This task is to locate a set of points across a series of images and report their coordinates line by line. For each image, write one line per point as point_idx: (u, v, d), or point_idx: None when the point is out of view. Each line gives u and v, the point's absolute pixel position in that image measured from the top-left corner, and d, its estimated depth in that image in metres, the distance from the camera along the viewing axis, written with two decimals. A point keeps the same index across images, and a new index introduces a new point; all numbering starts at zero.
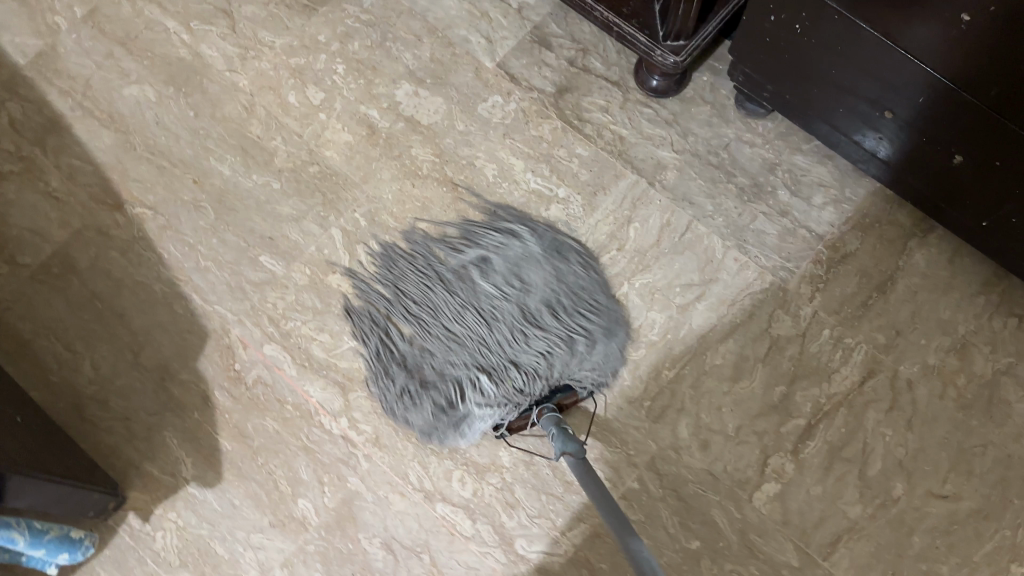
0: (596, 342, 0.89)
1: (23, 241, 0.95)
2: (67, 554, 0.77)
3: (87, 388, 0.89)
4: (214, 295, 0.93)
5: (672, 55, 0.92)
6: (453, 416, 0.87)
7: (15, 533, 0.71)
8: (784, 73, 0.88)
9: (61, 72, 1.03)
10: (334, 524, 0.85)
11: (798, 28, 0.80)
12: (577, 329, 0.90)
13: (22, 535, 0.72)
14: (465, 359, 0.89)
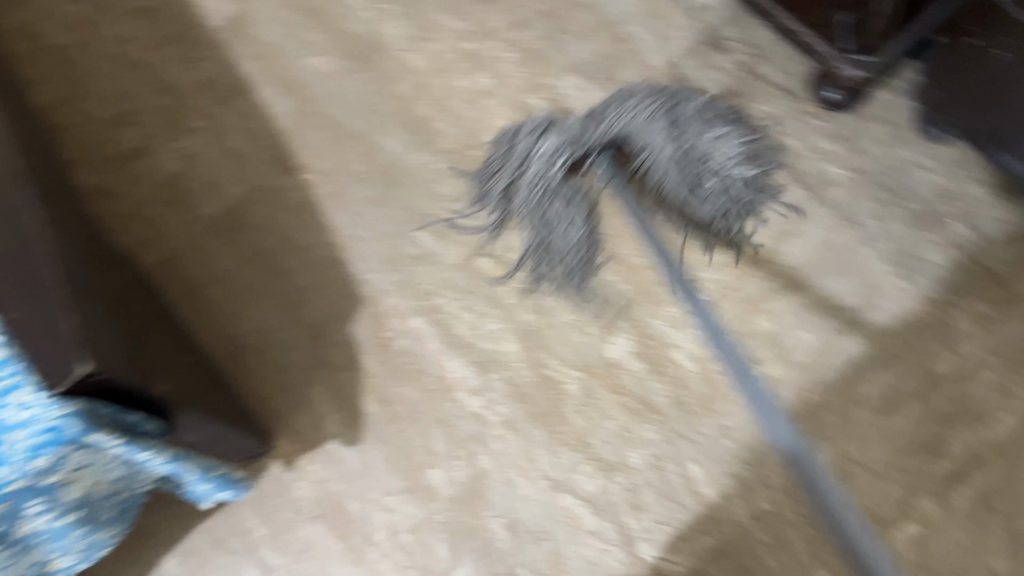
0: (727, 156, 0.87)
1: (203, 194, 1.02)
2: (226, 491, 0.76)
3: (247, 337, 0.95)
4: (371, 265, 0.97)
5: (855, 68, 0.90)
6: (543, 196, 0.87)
7: (189, 467, 0.68)
8: (973, 102, 0.84)
9: (250, 39, 1.09)
10: (462, 498, 0.88)
11: (1006, 54, 0.75)
12: (700, 131, 0.86)
13: (193, 469, 0.70)
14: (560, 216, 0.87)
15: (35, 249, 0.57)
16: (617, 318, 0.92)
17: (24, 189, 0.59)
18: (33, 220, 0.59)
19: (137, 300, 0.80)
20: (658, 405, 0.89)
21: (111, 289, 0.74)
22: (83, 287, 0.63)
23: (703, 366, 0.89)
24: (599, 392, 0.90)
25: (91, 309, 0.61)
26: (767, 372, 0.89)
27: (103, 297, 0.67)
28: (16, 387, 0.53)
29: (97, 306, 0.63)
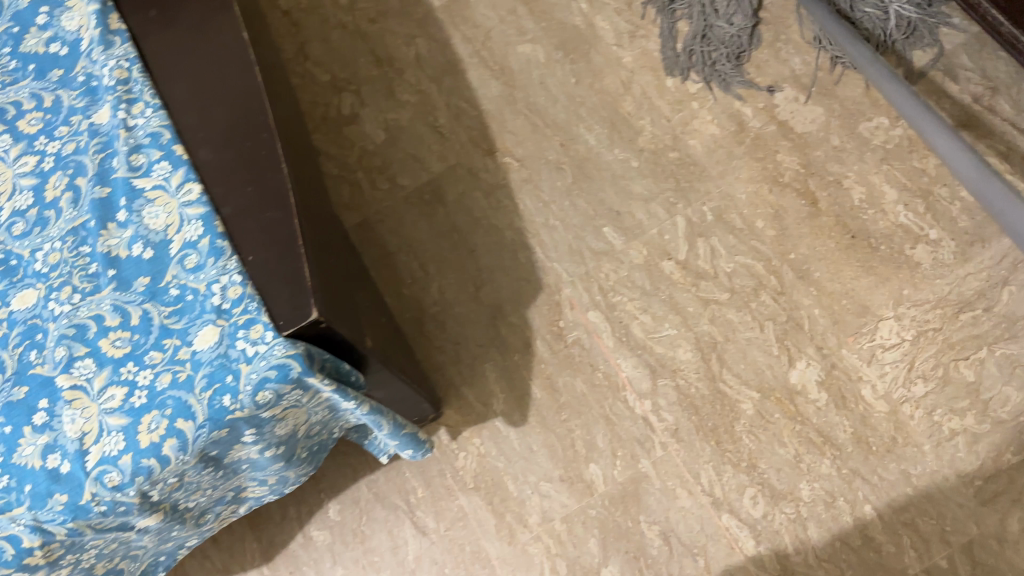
0: None
1: (405, 164, 1.06)
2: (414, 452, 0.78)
3: (430, 306, 0.99)
4: (556, 254, 0.98)
5: None
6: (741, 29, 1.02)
7: (385, 422, 0.71)
8: None
9: (466, 21, 1.12)
10: (618, 498, 0.87)
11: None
12: None
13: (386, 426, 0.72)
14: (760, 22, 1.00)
15: (284, 198, 0.63)
16: (804, 343, 0.89)
17: (280, 143, 0.65)
18: (285, 173, 0.63)
19: (346, 257, 0.85)
20: (837, 439, 0.85)
21: (329, 244, 0.79)
22: (312, 240, 0.67)
23: (890, 406, 0.85)
24: (774, 415, 0.87)
25: (320, 262, 0.66)
26: (962, 423, 0.83)
27: (326, 251, 0.72)
28: (251, 320, 0.58)
29: (321, 260, 0.68)
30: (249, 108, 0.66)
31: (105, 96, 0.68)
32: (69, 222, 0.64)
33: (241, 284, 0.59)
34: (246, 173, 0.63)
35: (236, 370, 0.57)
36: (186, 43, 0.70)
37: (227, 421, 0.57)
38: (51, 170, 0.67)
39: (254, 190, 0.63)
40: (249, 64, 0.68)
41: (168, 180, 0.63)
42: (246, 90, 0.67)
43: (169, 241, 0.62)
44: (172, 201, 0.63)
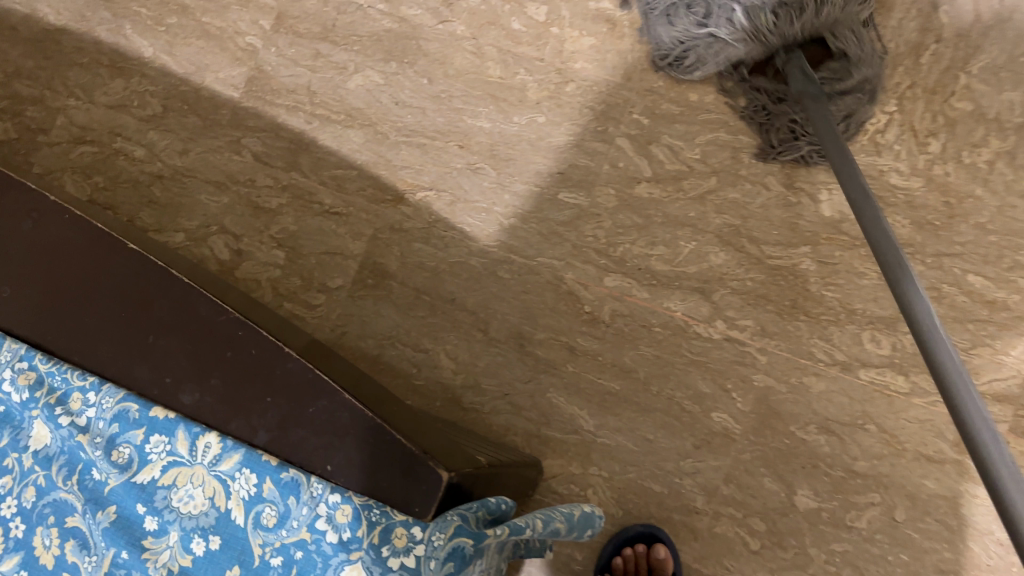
0: None
1: (325, 265, 0.93)
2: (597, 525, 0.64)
3: (453, 379, 0.88)
4: (535, 249, 0.88)
5: None
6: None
7: (560, 523, 0.58)
8: None
9: (280, 91, 0.98)
10: (759, 425, 0.80)
11: None
12: None
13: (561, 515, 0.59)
14: None
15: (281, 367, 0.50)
16: (814, 174, 0.84)
17: (210, 297, 0.52)
18: (248, 331, 0.51)
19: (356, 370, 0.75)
20: (903, 237, 0.81)
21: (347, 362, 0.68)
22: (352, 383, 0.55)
23: (927, 176, 0.81)
24: (836, 255, 0.82)
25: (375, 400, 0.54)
26: (991, 149, 0.81)
27: (362, 380, 0.60)
28: (393, 527, 0.48)
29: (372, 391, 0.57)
30: (149, 278, 0.52)
31: (28, 414, 0.54)
32: (96, 571, 0.50)
33: (344, 501, 0.49)
34: (233, 367, 0.51)
35: None
36: (42, 271, 0.53)
37: None
38: (26, 532, 0.52)
39: (255, 386, 0.51)
40: (119, 247, 0.52)
41: (193, 484, 0.51)
42: (126, 275, 0.52)
43: (228, 511, 0.50)
44: (221, 497, 0.50)
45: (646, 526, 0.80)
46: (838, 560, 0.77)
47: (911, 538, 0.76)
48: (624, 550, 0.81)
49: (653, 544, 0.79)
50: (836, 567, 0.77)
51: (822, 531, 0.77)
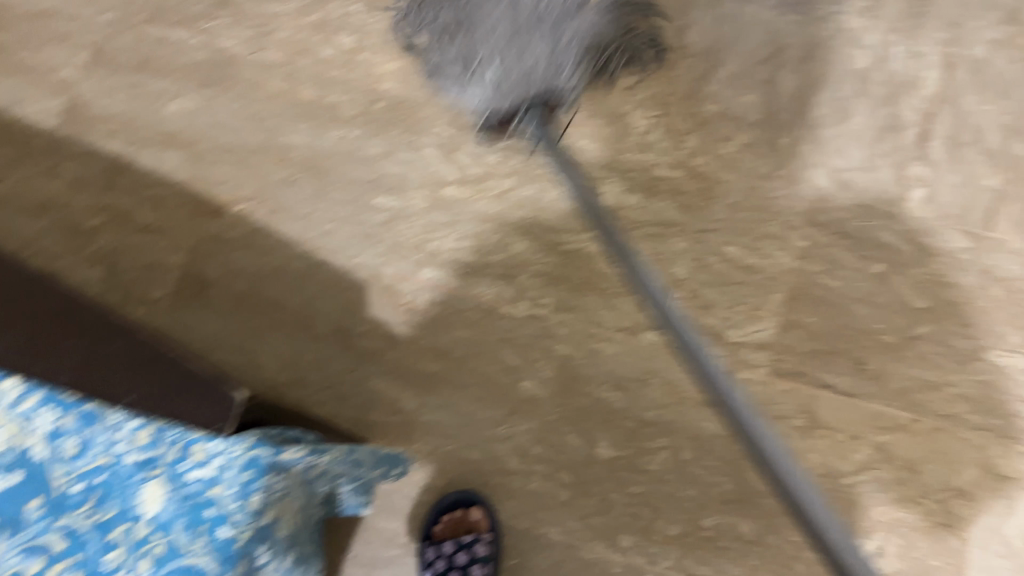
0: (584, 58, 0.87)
1: (148, 279, 0.96)
2: (394, 471, 0.73)
3: (278, 376, 0.92)
4: (354, 250, 0.95)
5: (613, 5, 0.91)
6: (464, 62, 0.89)
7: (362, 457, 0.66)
8: None
9: (98, 118, 1.02)
10: (561, 388, 0.89)
11: None
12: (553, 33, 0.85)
13: (365, 453, 0.68)
14: (496, 23, 0.87)
15: (85, 316, 0.54)
16: (593, 170, 0.96)
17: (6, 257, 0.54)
18: (52, 285, 0.54)
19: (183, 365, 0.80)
20: (671, 219, 0.94)
21: None
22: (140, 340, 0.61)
23: (686, 167, 0.95)
24: (617, 237, 0.94)
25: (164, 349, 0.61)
26: (738, 141, 0.96)
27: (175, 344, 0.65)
28: (194, 444, 0.54)
29: None
30: None
31: None
32: None
33: (144, 425, 0.53)
34: (38, 317, 0.52)
35: (211, 497, 0.53)
36: None
37: (236, 551, 0.53)
38: None
39: (62, 332, 0.53)
40: None
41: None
42: None
43: (26, 450, 0.50)
44: (21, 433, 0.50)
45: (464, 492, 0.88)
46: (635, 500, 0.87)
47: (696, 474, 0.86)
48: (443, 517, 0.88)
49: (469, 508, 0.88)
50: (634, 507, 0.86)
51: (620, 476, 0.87)
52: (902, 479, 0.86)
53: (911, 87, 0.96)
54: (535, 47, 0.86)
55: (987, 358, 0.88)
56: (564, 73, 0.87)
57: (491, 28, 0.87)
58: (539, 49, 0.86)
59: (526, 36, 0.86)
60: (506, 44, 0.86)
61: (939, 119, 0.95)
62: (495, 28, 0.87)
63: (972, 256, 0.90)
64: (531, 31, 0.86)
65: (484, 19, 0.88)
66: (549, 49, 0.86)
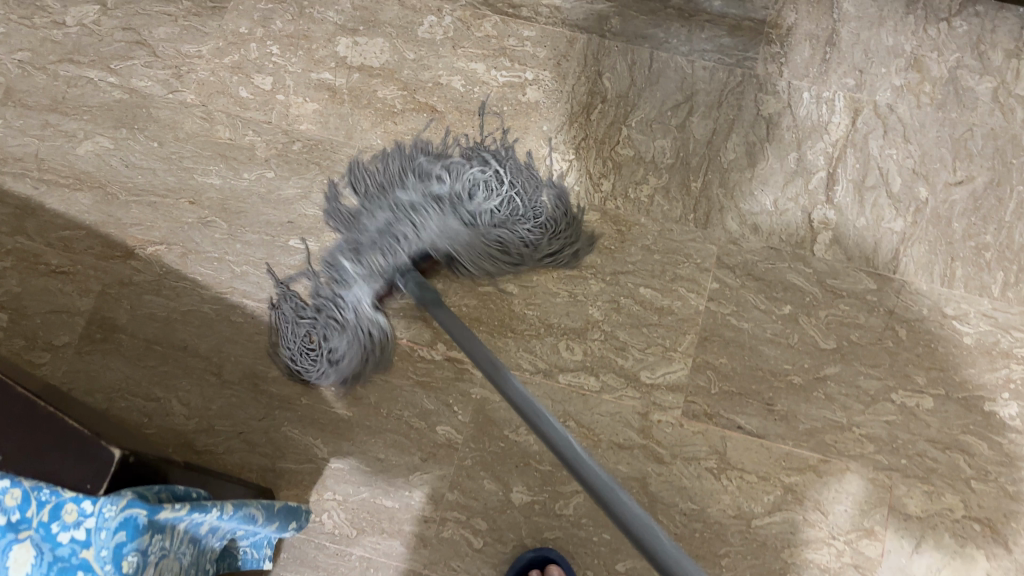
0: (474, 187, 0.92)
1: (53, 324, 0.93)
2: (294, 521, 0.71)
3: (186, 425, 0.89)
4: (267, 292, 0.94)
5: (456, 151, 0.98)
6: (337, 265, 0.89)
7: (255, 511, 0.64)
8: None
9: (5, 157, 0.99)
10: (478, 433, 0.88)
11: None
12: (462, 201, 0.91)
13: (259, 507, 0.66)
14: (387, 211, 0.90)
15: None
16: None
17: None
18: None
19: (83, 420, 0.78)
20: (588, 261, 0.95)
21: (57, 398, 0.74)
22: None
23: (601, 210, 0.97)
24: (534, 278, 0.95)
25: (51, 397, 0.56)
26: (651, 185, 0.98)
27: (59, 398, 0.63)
28: (64, 505, 0.50)
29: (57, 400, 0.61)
30: None
31: None
32: None
33: (13, 485, 0.50)
34: None
35: (82, 560, 0.50)
36: None
37: None
38: None
39: None
40: None
41: None
42: None
43: None
44: None
45: (538, 551, 0.85)
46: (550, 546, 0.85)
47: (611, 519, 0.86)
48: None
49: (547, 566, 0.83)
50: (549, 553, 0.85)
51: (536, 522, 0.86)
52: (814, 521, 0.87)
53: (817, 132, 0.99)
54: (432, 220, 0.88)
55: (893, 398, 0.90)
56: (482, 256, 0.90)
57: (378, 213, 0.90)
58: (430, 216, 0.89)
59: (422, 202, 0.90)
60: (404, 211, 0.89)
61: (846, 163, 0.98)
62: (381, 217, 0.90)
63: (878, 297, 0.92)
64: (426, 209, 0.89)
65: (370, 219, 0.90)
66: (498, 211, 0.92)
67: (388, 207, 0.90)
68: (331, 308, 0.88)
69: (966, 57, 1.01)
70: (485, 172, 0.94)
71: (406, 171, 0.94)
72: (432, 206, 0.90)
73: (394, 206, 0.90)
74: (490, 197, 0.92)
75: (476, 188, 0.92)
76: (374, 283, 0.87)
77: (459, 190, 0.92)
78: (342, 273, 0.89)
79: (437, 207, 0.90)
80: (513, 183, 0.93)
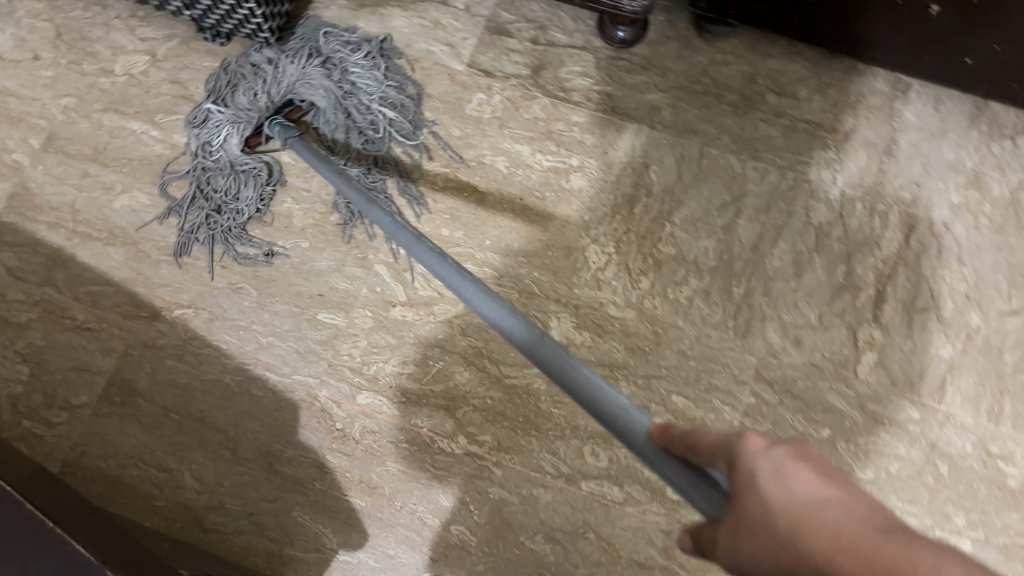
0: (363, 84, 0.98)
1: (73, 382, 0.91)
2: None
3: (197, 500, 0.87)
4: (290, 366, 0.91)
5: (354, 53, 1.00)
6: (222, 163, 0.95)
7: None
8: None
9: (42, 205, 0.98)
10: (493, 536, 0.86)
11: None
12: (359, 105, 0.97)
13: None
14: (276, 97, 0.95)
15: None
16: (544, 303, 0.95)
17: None
18: None
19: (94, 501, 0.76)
20: (620, 362, 0.92)
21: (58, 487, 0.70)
22: (46, 499, 0.55)
23: (638, 308, 0.94)
24: None
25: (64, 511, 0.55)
26: (691, 287, 0.95)
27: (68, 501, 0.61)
28: None
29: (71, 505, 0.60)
30: None
31: None
32: None
33: None
34: None
35: None
36: None
37: None
38: None
39: None
40: None
41: None
42: None
43: None
44: None
45: None
46: None
47: None
48: None
49: None
50: None
51: None
52: None
53: (868, 245, 0.96)
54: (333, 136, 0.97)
55: (927, 538, 0.86)
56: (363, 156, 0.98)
57: (259, 85, 0.96)
58: (299, 83, 0.96)
59: (315, 95, 0.96)
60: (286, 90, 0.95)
61: (896, 281, 0.94)
62: (268, 91, 0.95)
63: (919, 428, 0.89)
64: (325, 107, 0.96)
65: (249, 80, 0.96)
66: (367, 83, 0.98)
67: (261, 64, 0.97)
68: (224, 201, 0.94)
69: None
70: (363, 63, 0.99)
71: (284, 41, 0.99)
72: (303, 55, 0.97)
73: (283, 87, 0.95)
74: (371, 91, 0.98)
75: (347, 64, 0.99)
76: (239, 125, 0.94)
77: (339, 74, 0.98)
78: (219, 129, 0.95)
79: (318, 69, 0.96)
80: (389, 79, 1.01)
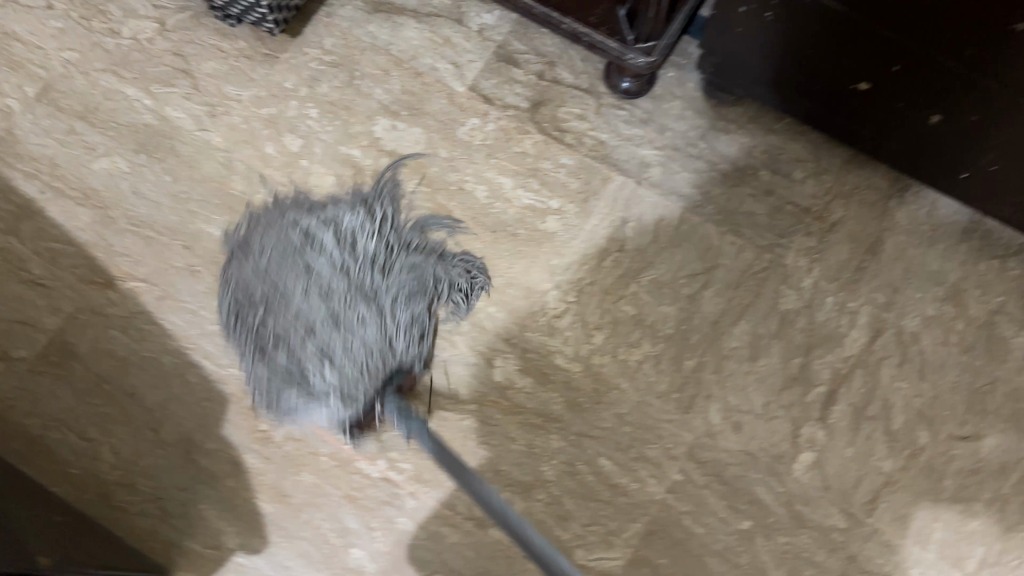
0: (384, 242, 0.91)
1: (16, 334, 0.92)
2: None
3: (110, 474, 0.87)
4: (228, 357, 0.91)
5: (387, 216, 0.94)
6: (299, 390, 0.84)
7: None
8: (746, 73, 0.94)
9: (23, 154, 0.99)
10: (391, 567, 0.85)
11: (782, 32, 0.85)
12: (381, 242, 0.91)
13: None
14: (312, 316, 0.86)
15: None
16: (493, 342, 0.93)
17: None
18: None
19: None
20: (556, 414, 0.91)
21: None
22: None
23: (586, 363, 0.93)
24: (496, 417, 0.91)
25: None
26: (643, 351, 0.93)
27: None
28: None
29: None
30: None
31: None
32: None
33: None
34: None
35: None
36: None
37: None
38: None
39: None
40: None
41: None
42: None
43: None
44: None
45: None
46: None
47: None
48: None
49: None
50: None
51: None
52: None
53: (830, 342, 0.93)
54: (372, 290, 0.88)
55: None
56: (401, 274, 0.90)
57: (290, 299, 0.87)
58: (324, 276, 0.88)
59: (335, 275, 0.88)
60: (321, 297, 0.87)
61: (850, 385, 0.92)
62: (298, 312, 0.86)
63: (843, 538, 0.87)
64: (358, 284, 0.88)
65: (285, 303, 0.86)
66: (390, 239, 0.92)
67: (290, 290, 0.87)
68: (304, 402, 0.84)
69: (1011, 303, 0.95)
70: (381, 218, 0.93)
71: (283, 232, 0.91)
72: (305, 247, 0.89)
73: (311, 292, 0.87)
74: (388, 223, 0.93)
75: (370, 233, 0.91)
76: (316, 370, 0.84)
77: (359, 240, 0.90)
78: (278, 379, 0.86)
79: (325, 261, 0.89)
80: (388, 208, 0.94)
